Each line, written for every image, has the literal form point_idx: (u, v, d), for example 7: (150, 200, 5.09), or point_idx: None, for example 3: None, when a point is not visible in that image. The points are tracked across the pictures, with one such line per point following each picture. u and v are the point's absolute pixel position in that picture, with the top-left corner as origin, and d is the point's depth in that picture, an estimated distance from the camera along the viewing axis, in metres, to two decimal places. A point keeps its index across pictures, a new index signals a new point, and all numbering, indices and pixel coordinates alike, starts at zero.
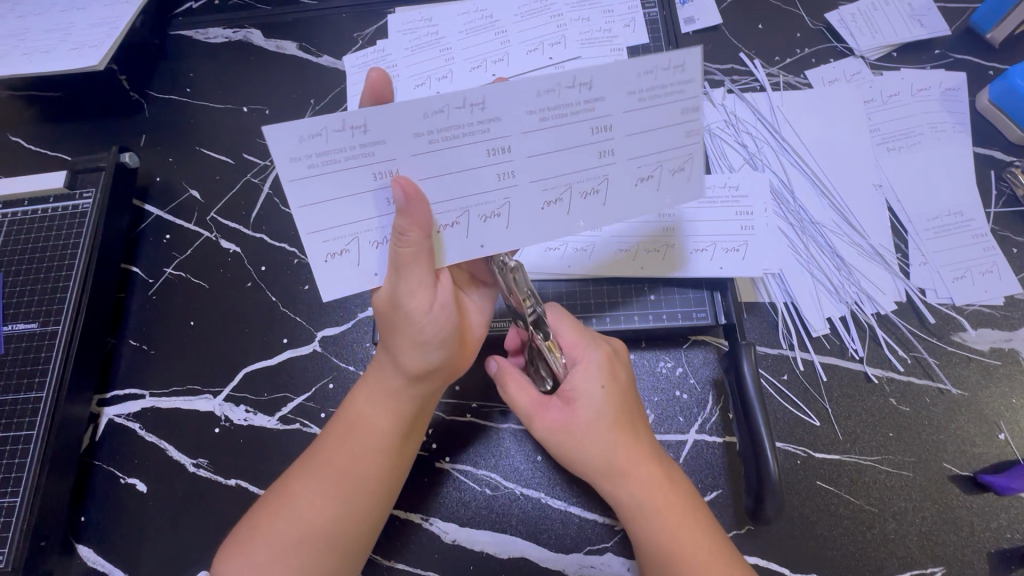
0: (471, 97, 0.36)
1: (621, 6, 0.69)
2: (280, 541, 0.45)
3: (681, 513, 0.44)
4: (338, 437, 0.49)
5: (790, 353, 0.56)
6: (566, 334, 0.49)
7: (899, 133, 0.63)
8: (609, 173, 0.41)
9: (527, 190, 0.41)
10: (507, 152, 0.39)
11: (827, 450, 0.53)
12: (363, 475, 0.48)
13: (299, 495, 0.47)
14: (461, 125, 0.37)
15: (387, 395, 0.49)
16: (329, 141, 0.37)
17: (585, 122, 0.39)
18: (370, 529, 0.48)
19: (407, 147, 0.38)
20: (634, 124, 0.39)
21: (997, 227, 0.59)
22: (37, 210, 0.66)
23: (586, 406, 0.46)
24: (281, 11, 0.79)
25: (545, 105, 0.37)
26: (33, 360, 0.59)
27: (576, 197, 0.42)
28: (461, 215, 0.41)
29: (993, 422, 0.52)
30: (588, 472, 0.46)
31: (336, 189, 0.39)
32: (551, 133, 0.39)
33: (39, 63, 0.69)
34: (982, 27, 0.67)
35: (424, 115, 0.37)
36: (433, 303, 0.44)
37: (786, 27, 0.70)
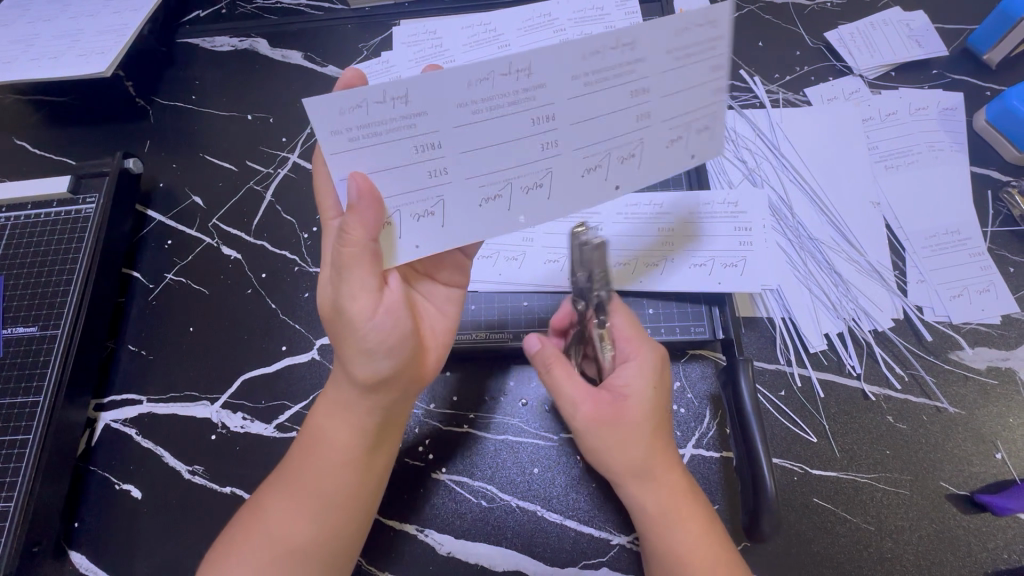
0: (517, 63, 0.36)
1: (623, 22, 0.70)
2: (257, 557, 0.45)
3: (700, 526, 0.45)
4: (303, 451, 0.49)
5: (787, 368, 0.56)
6: (622, 327, 0.49)
7: (897, 151, 0.64)
8: (643, 138, 0.40)
9: (570, 159, 0.40)
10: (552, 121, 0.38)
11: (824, 467, 0.52)
12: (329, 488, 0.47)
13: (272, 511, 0.47)
14: (507, 93, 0.36)
15: (342, 407, 0.48)
16: (370, 113, 0.36)
17: (621, 86, 0.38)
18: (349, 543, 0.48)
19: (452, 118, 0.37)
20: (665, 84, 0.39)
21: (994, 247, 0.59)
22: (40, 214, 0.66)
23: (636, 406, 0.45)
24: (288, 22, 0.81)
25: (588, 66, 0.36)
26: (32, 364, 0.59)
27: (614, 164, 0.41)
28: (505, 186, 0.41)
29: (989, 442, 0.52)
30: (616, 469, 0.45)
31: (376, 162, 0.39)
32: (593, 99, 0.38)
33: (48, 68, 0.70)
34: (979, 48, 0.68)
35: (470, 82, 0.36)
36: (377, 307, 0.43)
37: (786, 45, 0.71)
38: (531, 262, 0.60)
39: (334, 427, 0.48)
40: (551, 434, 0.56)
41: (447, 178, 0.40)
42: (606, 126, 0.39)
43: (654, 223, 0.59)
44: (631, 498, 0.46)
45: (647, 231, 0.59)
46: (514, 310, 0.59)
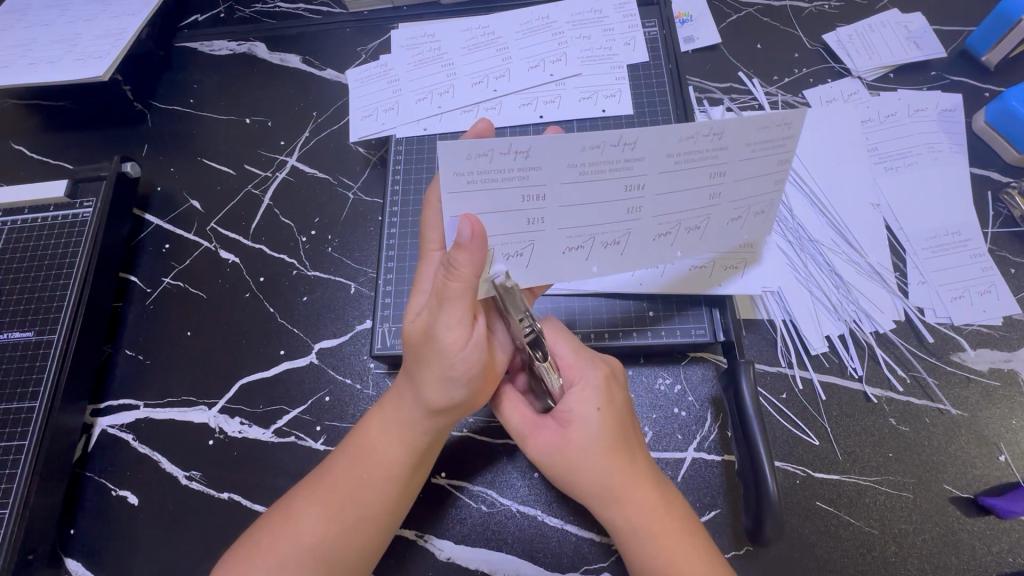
0: (624, 138, 0.37)
1: (622, 25, 0.70)
2: (280, 559, 0.45)
3: (675, 544, 0.43)
4: (353, 460, 0.49)
5: (789, 371, 0.56)
6: (565, 355, 0.49)
7: (896, 153, 0.64)
8: (714, 212, 0.43)
9: (647, 224, 0.43)
10: (640, 190, 0.41)
11: (826, 470, 0.52)
12: (371, 501, 0.47)
13: (306, 514, 0.47)
14: (610, 162, 0.38)
15: (403, 425, 0.48)
16: (493, 161, 0.37)
17: (706, 168, 0.40)
18: (368, 558, 0.47)
19: (559, 175, 0.39)
20: (744, 170, 0.41)
21: (995, 248, 0.59)
22: (37, 218, 0.66)
23: (580, 430, 0.46)
24: (286, 26, 0.81)
25: (683, 149, 0.39)
26: (27, 369, 0.59)
27: (684, 233, 0.44)
28: (586, 241, 0.43)
29: (992, 444, 0.52)
30: (579, 493, 0.46)
31: (487, 205, 0.39)
32: (681, 175, 0.40)
33: (44, 72, 0.70)
34: (977, 50, 0.68)
35: (581, 148, 0.38)
36: (469, 340, 0.43)
37: (785, 48, 0.71)
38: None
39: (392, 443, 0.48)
40: None
41: (541, 227, 0.41)
42: (682, 200, 0.42)
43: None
44: (603, 518, 0.46)
45: None
46: None
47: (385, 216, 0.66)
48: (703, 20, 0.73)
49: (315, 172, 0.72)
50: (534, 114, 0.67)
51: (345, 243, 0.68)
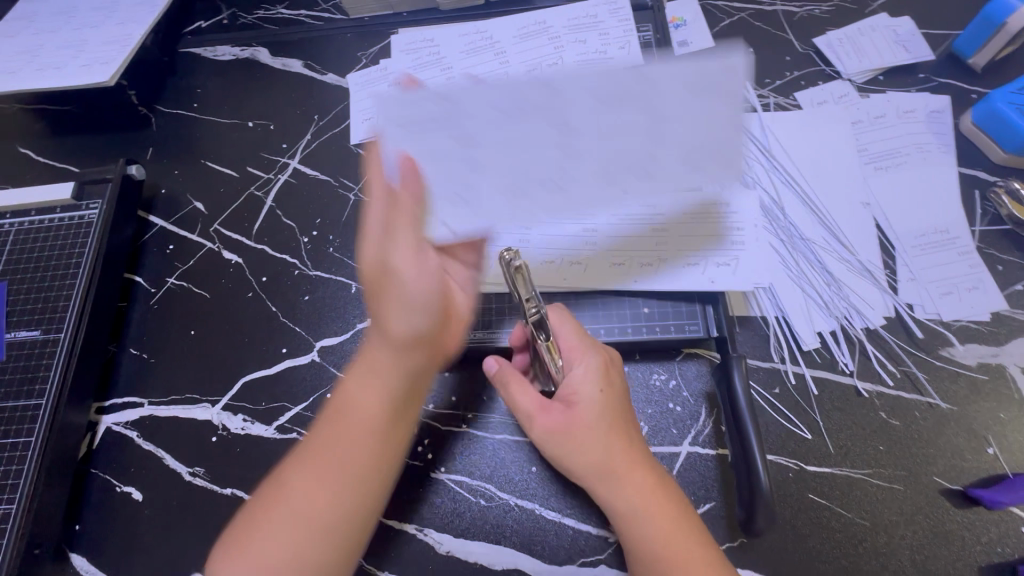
0: (538, 76, 0.45)
1: (617, 30, 0.72)
2: (279, 528, 0.46)
3: (671, 526, 0.44)
4: (333, 420, 0.50)
5: (781, 366, 0.57)
6: (566, 338, 0.50)
7: (886, 153, 0.65)
8: (653, 153, 0.47)
9: (584, 164, 0.48)
10: (566, 131, 0.47)
11: (818, 463, 0.53)
12: (354, 457, 0.48)
13: (296, 481, 0.48)
14: (528, 102, 0.46)
15: (376, 373, 0.50)
16: (418, 109, 0.47)
17: (633, 107, 0.45)
18: (365, 519, 0.48)
19: (481, 116, 0.47)
20: (675, 109, 0.45)
21: (983, 245, 0.60)
22: (44, 220, 0.67)
23: (586, 409, 0.47)
24: (289, 32, 0.82)
25: (604, 90, 0.45)
26: (34, 367, 0.60)
27: (626, 176, 0.48)
28: (525, 179, 0.48)
29: (981, 437, 0.53)
30: (581, 474, 0.47)
31: (419, 149, 0.48)
32: (608, 111, 0.46)
33: (51, 77, 0.71)
34: (963, 52, 0.69)
35: (499, 94, 0.46)
36: (419, 264, 0.49)
37: (776, 51, 0.73)
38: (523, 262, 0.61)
39: (364, 396, 0.50)
40: None
41: (476, 171, 0.48)
42: (617, 139, 0.47)
43: (648, 223, 0.60)
44: (601, 502, 0.46)
45: (639, 231, 0.60)
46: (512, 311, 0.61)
47: None
48: (697, 25, 0.75)
49: (317, 174, 0.73)
50: None
51: (347, 243, 0.69)
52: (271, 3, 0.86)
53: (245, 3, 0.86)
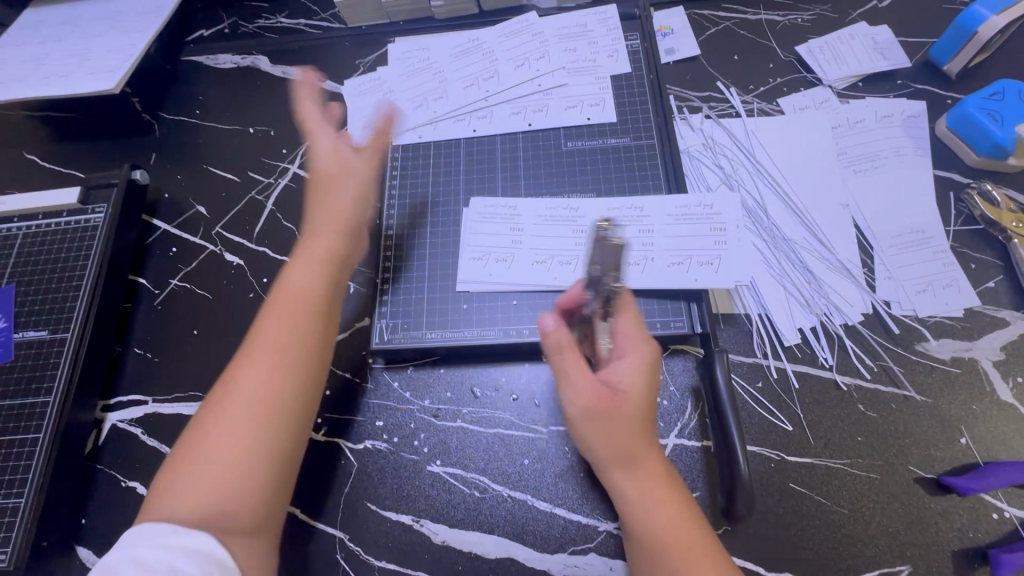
0: (428, 53, 0.78)
1: (605, 39, 0.75)
2: (223, 419, 0.47)
3: (676, 512, 0.45)
4: (272, 309, 0.52)
5: (764, 361, 0.59)
6: (624, 327, 0.51)
7: (864, 156, 0.68)
8: (497, 70, 0.74)
9: (450, 83, 0.74)
10: (440, 71, 0.76)
11: (798, 453, 0.55)
12: (292, 340, 0.50)
13: (238, 374, 0.49)
14: (420, 66, 0.77)
15: (314, 262, 0.55)
16: (353, 81, 0.79)
17: (483, 49, 0.76)
18: (306, 397, 0.50)
19: (390, 73, 0.77)
20: (508, 49, 0.75)
21: (957, 244, 0.63)
22: (51, 223, 0.69)
23: (631, 398, 0.48)
24: (289, 41, 0.85)
25: (465, 42, 0.77)
26: (42, 365, 0.62)
27: (481, 81, 0.74)
28: (418, 99, 0.74)
29: (954, 427, 0.55)
30: (601, 458, 0.48)
31: (353, 99, 0.77)
32: (466, 59, 0.76)
33: (58, 86, 0.74)
34: (938, 60, 0.72)
35: (398, 66, 0.77)
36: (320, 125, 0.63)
37: (760, 59, 0.76)
38: (514, 264, 0.63)
39: (302, 276, 0.54)
40: (540, 427, 0.59)
41: (389, 97, 0.75)
42: (467, 68, 0.75)
43: (637, 224, 0.63)
44: (613, 487, 0.48)
45: (628, 232, 0.63)
46: (505, 310, 0.63)
47: (382, 218, 0.69)
48: (683, 33, 0.78)
49: None
50: (523, 122, 0.71)
51: None
52: (271, 12, 0.88)
53: (246, 13, 0.89)
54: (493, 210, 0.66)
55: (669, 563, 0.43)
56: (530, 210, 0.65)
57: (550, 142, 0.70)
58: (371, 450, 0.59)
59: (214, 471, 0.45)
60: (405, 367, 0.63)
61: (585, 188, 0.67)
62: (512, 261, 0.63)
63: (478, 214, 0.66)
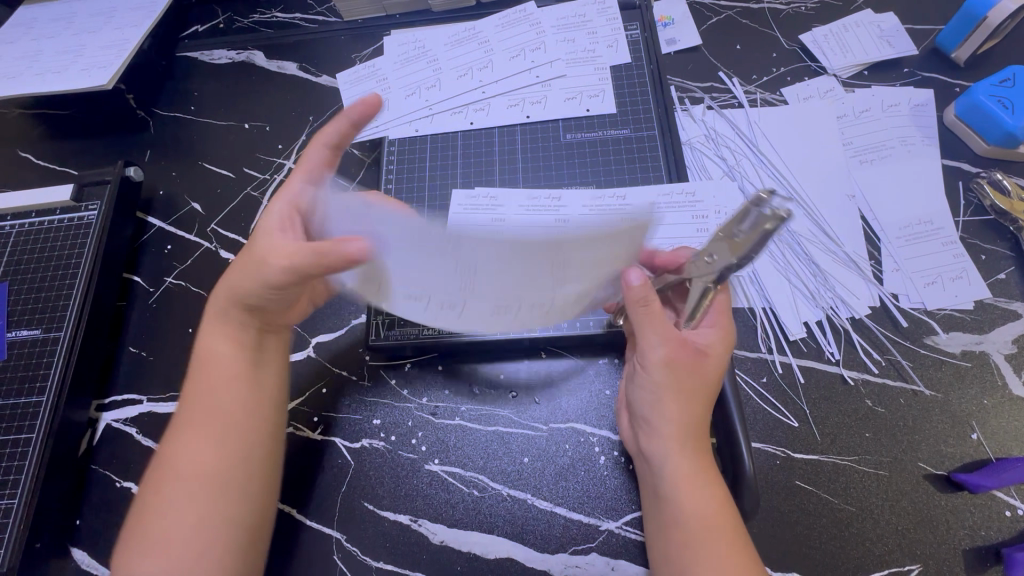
0: (422, 43, 0.76)
1: (605, 29, 0.73)
2: (170, 491, 0.49)
3: (724, 501, 0.46)
4: (199, 378, 0.53)
5: (769, 356, 0.58)
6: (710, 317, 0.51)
7: (871, 147, 0.66)
8: (490, 58, 0.73)
9: (446, 73, 0.74)
10: (437, 62, 0.74)
11: (805, 450, 0.54)
12: (221, 405, 0.52)
13: (173, 449, 0.50)
14: (416, 58, 0.75)
15: (230, 327, 0.55)
16: (351, 73, 0.77)
17: (477, 37, 0.75)
18: (249, 455, 0.51)
19: (388, 65, 0.76)
20: (500, 37, 0.74)
21: (967, 235, 0.62)
22: (44, 221, 0.69)
23: (715, 363, 0.49)
24: (284, 35, 0.84)
25: (460, 31, 0.76)
26: (34, 365, 0.61)
27: (477, 72, 0.73)
28: (415, 90, 0.73)
29: (965, 423, 0.54)
30: (668, 425, 0.48)
31: (352, 91, 0.76)
32: (460, 48, 0.75)
33: (50, 82, 0.73)
34: (947, 46, 0.70)
35: (395, 59, 0.76)
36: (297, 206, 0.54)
37: (763, 47, 0.74)
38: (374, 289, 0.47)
39: (227, 347, 0.54)
40: (541, 424, 0.58)
41: (387, 89, 0.74)
42: (464, 58, 0.74)
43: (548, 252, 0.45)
44: (665, 460, 0.47)
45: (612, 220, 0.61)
46: None
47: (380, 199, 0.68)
48: (685, 23, 0.76)
49: None
50: (521, 115, 0.70)
51: None
52: (267, 7, 0.87)
53: (241, 7, 0.88)
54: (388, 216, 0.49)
55: (709, 546, 0.44)
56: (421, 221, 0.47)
57: (548, 134, 0.69)
58: (368, 449, 0.58)
59: (171, 542, 0.47)
60: (404, 364, 0.62)
61: (584, 180, 0.66)
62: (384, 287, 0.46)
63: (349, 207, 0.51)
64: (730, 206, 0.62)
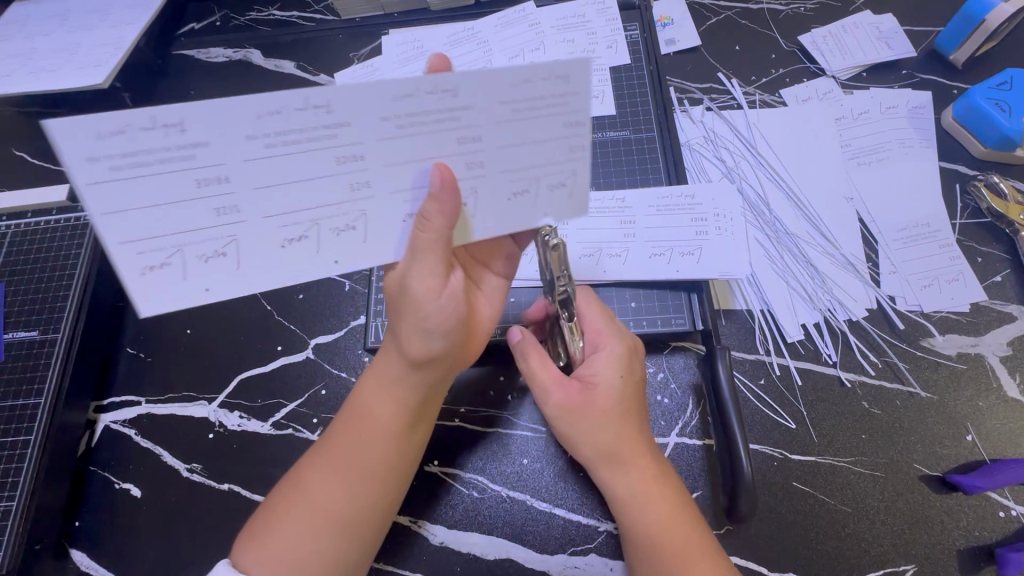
0: (421, 44, 0.76)
1: (604, 29, 0.73)
2: (291, 528, 0.45)
3: (673, 512, 0.46)
4: (349, 422, 0.49)
5: (766, 358, 0.58)
6: (593, 320, 0.51)
7: (870, 148, 0.66)
8: (490, 59, 0.73)
9: None
10: None
11: (802, 451, 0.54)
12: (367, 460, 0.47)
13: (308, 482, 0.47)
14: (415, 57, 0.75)
15: (390, 382, 0.48)
16: (349, 73, 0.77)
17: (475, 37, 0.75)
18: (382, 510, 0.48)
19: (386, 65, 0.76)
20: (499, 37, 0.74)
21: (963, 238, 0.62)
22: (41, 221, 0.68)
23: (604, 393, 0.48)
24: (281, 33, 0.83)
25: (458, 31, 0.76)
26: (32, 367, 0.60)
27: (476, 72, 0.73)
28: None
29: (960, 424, 0.54)
30: (588, 459, 0.48)
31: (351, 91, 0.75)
32: (459, 49, 0.74)
33: (45, 80, 0.72)
34: (945, 48, 0.70)
35: (393, 59, 0.76)
36: (442, 292, 0.43)
37: (762, 49, 0.74)
38: (193, 266, 0.38)
39: (389, 411, 0.48)
40: (539, 426, 0.58)
41: None
42: (462, 58, 0.74)
43: (445, 127, 0.38)
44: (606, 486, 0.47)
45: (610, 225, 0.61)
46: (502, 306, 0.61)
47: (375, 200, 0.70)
48: (684, 24, 0.76)
49: None
50: None
51: None
52: (264, 5, 0.87)
53: (238, 5, 0.87)
54: (162, 111, 0.33)
55: (665, 562, 0.44)
56: (226, 121, 0.34)
57: None
58: None
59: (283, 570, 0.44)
60: None
61: None
62: (215, 207, 0.37)
63: (89, 118, 0.32)
64: (729, 210, 0.60)
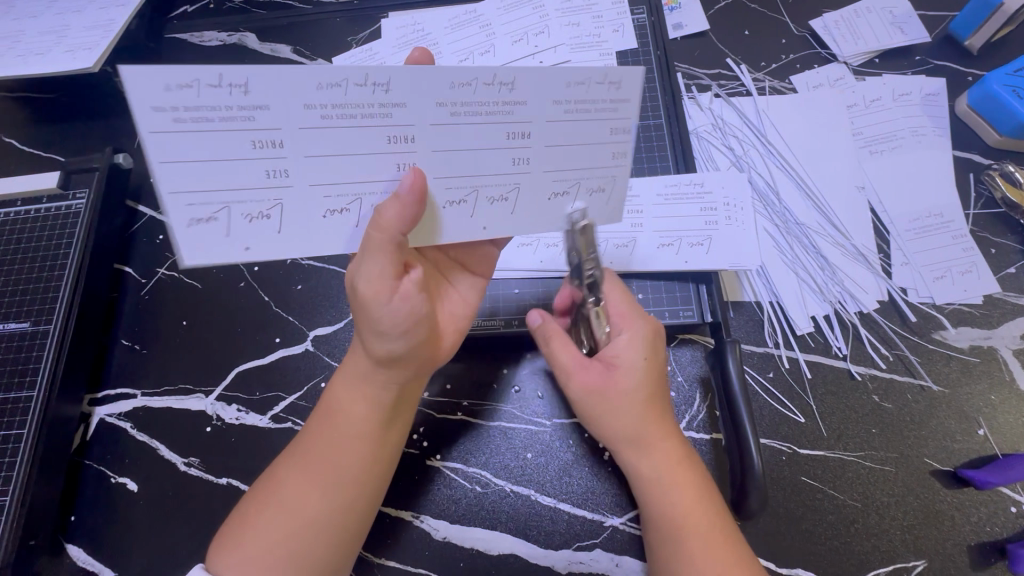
0: (421, 27, 0.74)
1: (610, 12, 0.71)
2: (269, 532, 0.44)
3: (695, 496, 0.45)
4: (322, 423, 0.48)
5: (775, 351, 0.57)
6: (617, 305, 0.49)
7: (882, 136, 0.65)
8: (493, 42, 0.71)
9: (447, 58, 0.71)
10: (437, 46, 0.72)
11: (811, 446, 0.53)
12: (339, 462, 0.46)
13: (283, 484, 0.46)
14: (415, 41, 0.73)
15: (360, 381, 0.46)
16: (349, 57, 0.74)
17: (478, 20, 0.72)
18: (361, 510, 0.47)
19: (386, 49, 0.73)
20: (502, 20, 0.72)
21: (977, 228, 0.61)
22: (31, 210, 0.66)
23: (627, 374, 0.46)
24: (277, 16, 0.81)
25: (459, 13, 0.73)
26: (23, 360, 0.59)
27: (478, 56, 0.71)
28: None
29: (972, 419, 0.53)
30: (611, 439, 0.47)
31: None
32: (460, 32, 0.72)
33: (32, 64, 0.69)
34: (960, 34, 0.69)
35: (393, 43, 0.74)
36: (393, 294, 0.40)
37: (772, 34, 0.72)
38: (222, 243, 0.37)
39: (362, 411, 0.47)
40: (544, 419, 0.57)
41: None
42: (464, 42, 0.72)
43: (497, 119, 0.38)
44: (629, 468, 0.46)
45: None
46: (506, 297, 0.60)
47: None
48: (692, 7, 0.74)
49: None
50: None
51: None
52: None
53: None
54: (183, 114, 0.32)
55: (685, 545, 0.43)
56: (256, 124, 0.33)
57: None
58: None
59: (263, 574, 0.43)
60: None
61: None
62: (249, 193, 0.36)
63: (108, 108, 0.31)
64: (740, 199, 0.59)
